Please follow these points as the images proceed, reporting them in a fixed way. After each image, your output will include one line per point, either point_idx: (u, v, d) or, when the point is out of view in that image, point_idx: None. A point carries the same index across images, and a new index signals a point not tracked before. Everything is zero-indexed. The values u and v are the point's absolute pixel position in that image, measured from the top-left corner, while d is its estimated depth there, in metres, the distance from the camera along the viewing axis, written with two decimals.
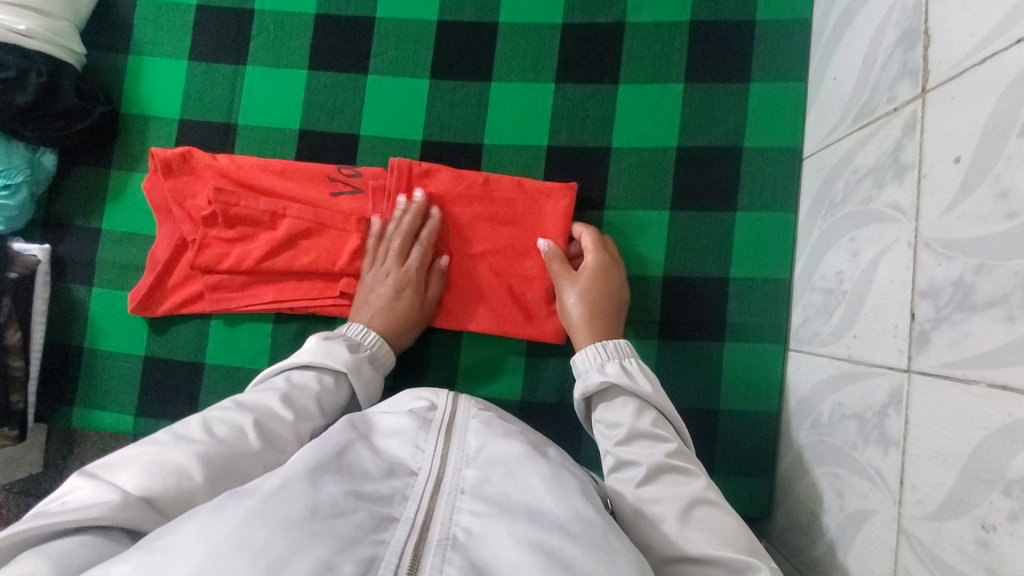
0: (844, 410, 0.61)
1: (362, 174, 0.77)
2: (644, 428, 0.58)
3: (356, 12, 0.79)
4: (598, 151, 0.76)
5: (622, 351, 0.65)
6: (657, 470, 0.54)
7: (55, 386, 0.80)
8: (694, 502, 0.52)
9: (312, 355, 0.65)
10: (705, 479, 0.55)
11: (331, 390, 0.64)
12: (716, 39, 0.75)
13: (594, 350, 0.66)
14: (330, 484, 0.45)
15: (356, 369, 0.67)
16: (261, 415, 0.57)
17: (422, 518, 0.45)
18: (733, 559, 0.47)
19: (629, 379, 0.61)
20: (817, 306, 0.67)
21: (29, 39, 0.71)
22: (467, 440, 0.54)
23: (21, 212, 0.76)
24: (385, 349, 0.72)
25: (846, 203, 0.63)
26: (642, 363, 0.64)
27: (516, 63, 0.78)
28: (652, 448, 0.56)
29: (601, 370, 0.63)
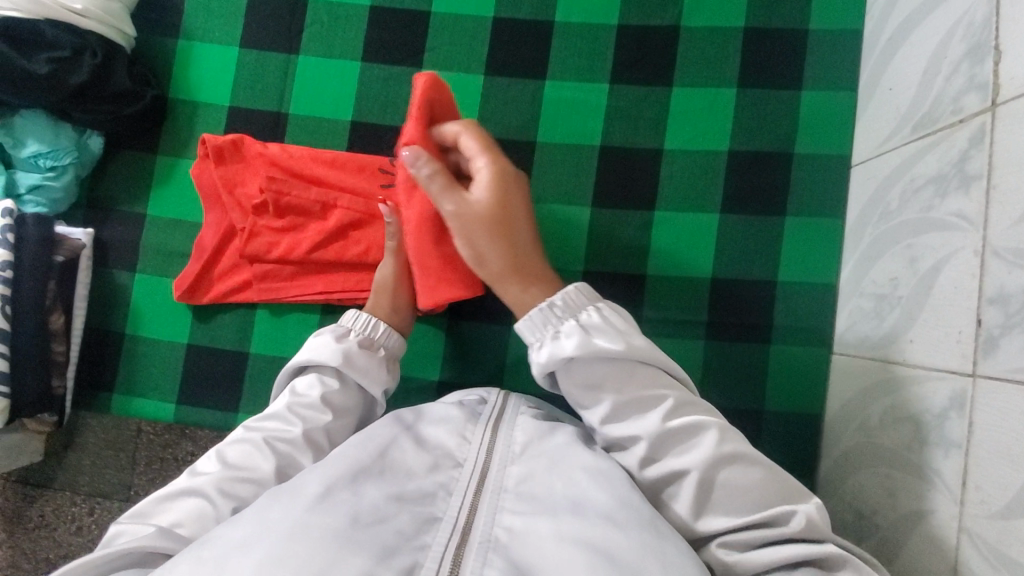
0: (898, 413, 0.62)
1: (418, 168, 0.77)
2: (626, 397, 0.54)
3: (412, 6, 0.79)
4: (650, 152, 0.77)
5: (577, 304, 0.57)
6: (658, 442, 0.52)
7: (93, 372, 0.78)
8: (710, 468, 0.51)
9: (306, 355, 0.63)
10: (718, 425, 0.52)
11: (339, 387, 0.62)
12: (769, 46, 0.77)
13: (538, 314, 0.57)
14: (372, 489, 0.47)
15: (357, 357, 0.63)
16: (269, 434, 0.58)
17: (463, 519, 0.47)
18: (761, 518, 0.49)
19: (590, 344, 0.54)
20: (867, 310, 0.69)
21: (84, 19, 0.70)
22: (514, 434, 0.55)
23: (66, 194, 0.75)
24: (384, 326, 0.67)
25: (903, 210, 0.65)
26: (603, 311, 0.56)
27: (571, 62, 0.78)
28: (645, 415, 0.54)
29: (556, 341, 0.55)
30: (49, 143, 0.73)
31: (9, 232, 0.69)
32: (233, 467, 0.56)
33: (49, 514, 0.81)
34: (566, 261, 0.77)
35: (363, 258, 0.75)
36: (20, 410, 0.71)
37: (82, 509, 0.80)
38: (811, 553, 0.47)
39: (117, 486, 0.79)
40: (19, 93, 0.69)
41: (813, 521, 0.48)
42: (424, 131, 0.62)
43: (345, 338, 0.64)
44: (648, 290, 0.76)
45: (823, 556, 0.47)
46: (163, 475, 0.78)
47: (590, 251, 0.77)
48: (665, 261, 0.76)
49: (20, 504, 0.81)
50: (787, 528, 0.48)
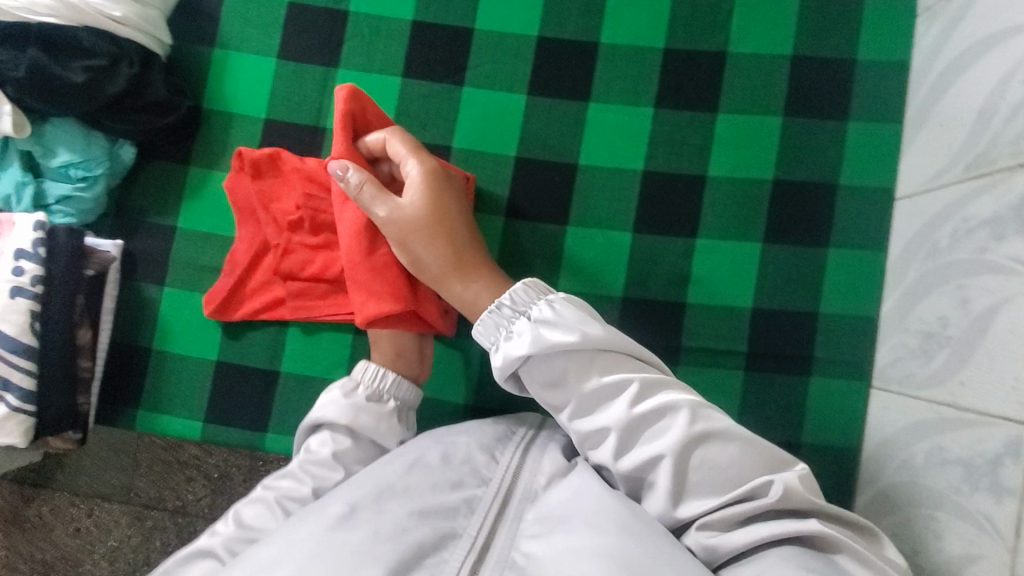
0: (945, 455, 0.61)
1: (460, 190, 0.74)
2: (586, 388, 0.54)
3: (455, 22, 0.78)
4: (693, 179, 0.76)
5: (528, 302, 0.58)
6: (629, 431, 0.53)
7: (118, 386, 0.76)
8: (684, 450, 0.51)
9: (317, 412, 0.63)
10: (688, 404, 0.53)
11: (352, 443, 0.62)
12: (817, 75, 0.76)
13: (491, 315, 0.58)
14: (396, 506, 0.51)
15: (368, 412, 0.63)
16: (281, 494, 0.59)
17: (483, 537, 0.51)
18: (738, 492, 0.50)
19: (542, 340, 0.54)
20: (911, 347, 0.68)
21: (122, 27, 0.68)
22: (542, 463, 0.58)
23: (96, 205, 0.73)
24: (394, 376, 0.66)
25: (954, 250, 0.64)
26: (553, 300, 0.57)
27: (616, 84, 0.77)
28: (614, 405, 0.54)
29: (509, 342, 0.56)
30: (80, 153, 0.71)
31: (42, 245, 0.67)
32: (245, 527, 0.56)
33: (48, 514, 0.81)
34: (606, 286, 0.76)
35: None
36: (45, 428, 0.69)
37: (81, 510, 0.80)
38: (789, 529, 0.48)
39: (117, 487, 0.79)
40: (53, 101, 0.67)
41: (789, 489, 0.49)
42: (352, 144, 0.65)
43: (354, 392, 0.64)
44: (688, 318, 0.75)
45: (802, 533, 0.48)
46: (164, 477, 0.78)
47: (630, 276, 0.76)
48: (705, 289, 0.75)
49: (19, 504, 0.81)
50: (765, 499, 0.49)
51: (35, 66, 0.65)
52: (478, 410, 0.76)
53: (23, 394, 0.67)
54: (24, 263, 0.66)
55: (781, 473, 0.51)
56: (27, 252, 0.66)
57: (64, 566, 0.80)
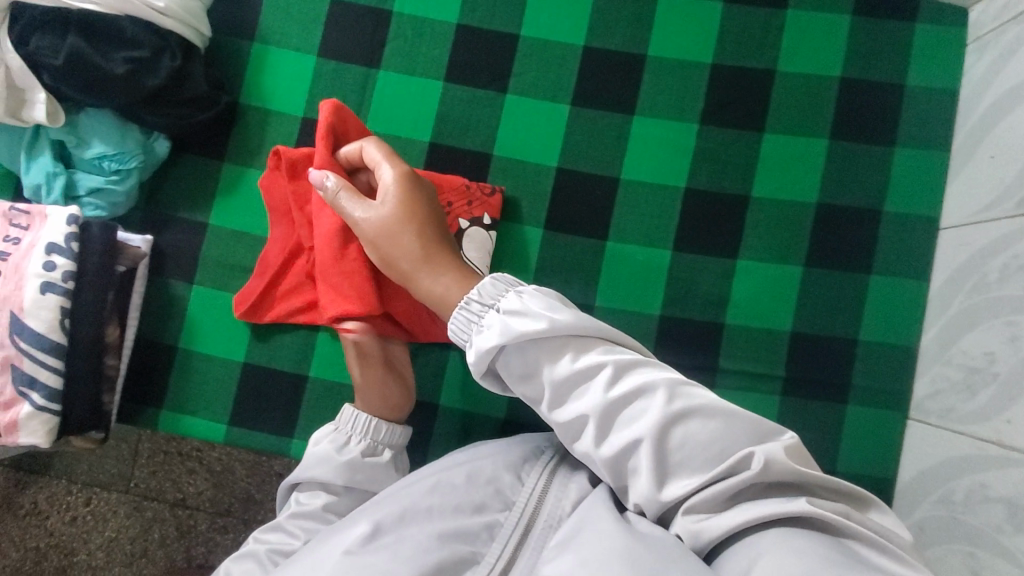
0: (988, 493, 0.60)
1: (492, 199, 0.74)
2: (561, 376, 0.47)
3: (501, 27, 0.77)
4: (737, 199, 0.75)
5: (496, 289, 0.51)
6: (605, 416, 0.46)
7: (142, 385, 0.75)
8: (664, 431, 0.44)
9: (306, 468, 0.60)
10: (664, 381, 0.46)
11: (341, 501, 0.60)
12: (866, 99, 0.75)
13: (463, 311, 0.51)
14: (417, 530, 0.49)
15: (361, 468, 0.61)
16: (274, 548, 0.55)
17: (503, 563, 0.48)
18: (720, 468, 0.43)
19: (509, 329, 0.47)
20: (954, 381, 0.67)
21: (165, 17, 0.66)
22: (567, 488, 0.53)
23: (127, 199, 0.71)
24: (387, 427, 0.64)
25: (1003, 285, 0.63)
26: (528, 288, 0.50)
27: (663, 98, 0.76)
28: (588, 388, 0.47)
29: (479, 336, 0.49)
30: (115, 145, 0.69)
31: (74, 240, 0.65)
32: None
33: (43, 501, 0.79)
34: (643, 303, 0.75)
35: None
36: (69, 427, 0.67)
37: (78, 499, 0.79)
38: (778, 508, 0.40)
39: (115, 476, 0.78)
40: (91, 92, 0.65)
41: (774, 461, 0.42)
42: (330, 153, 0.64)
43: (346, 447, 0.62)
44: (725, 340, 0.75)
45: (793, 511, 0.40)
46: (165, 468, 0.77)
47: (668, 294, 0.75)
48: (744, 311, 0.75)
49: (13, 489, 0.80)
50: (745, 474, 0.42)
51: (74, 55, 0.64)
52: (510, 424, 0.75)
53: (50, 393, 0.65)
54: (56, 258, 0.64)
55: (765, 443, 0.43)
56: (59, 246, 0.64)
57: (56, 556, 0.79)
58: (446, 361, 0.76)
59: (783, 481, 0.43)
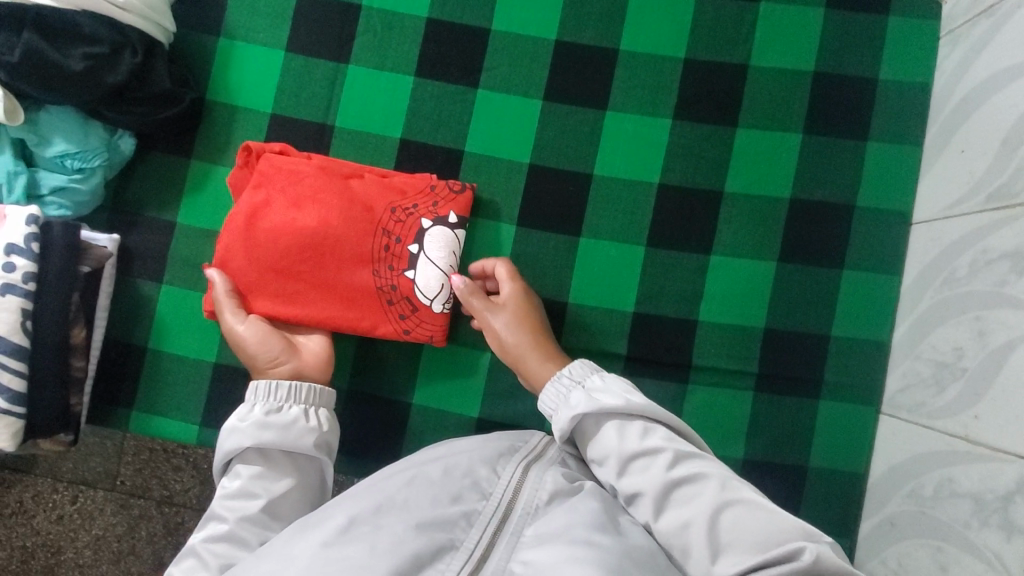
0: (954, 487, 0.60)
1: (461, 196, 0.72)
2: (633, 449, 0.55)
3: (471, 22, 0.76)
4: (710, 194, 0.75)
5: (583, 371, 0.62)
6: (664, 493, 0.53)
7: (112, 386, 0.74)
8: (716, 514, 0.51)
9: (221, 446, 0.60)
10: (717, 473, 0.53)
11: (262, 466, 0.60)
12: (839, 93, 0.75)
13: (558, 381, 0.61)
14: (393, 520, 0.49)
15: (270, 429, 0.60)
16: (206, 536, 0.57)
17: (480, 550, 0.48)
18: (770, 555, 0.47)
19: (594, 402, 0.58)
20: (924, 375, 0.68)
21: (124, 13, 0.65)
22: (544, 479, 0.54)
23: (92, 198, 0.70)
24: (286, 384, 0.62)
25: (971, 280, 0.63)
26: (608, 379, 0.60)
27: (635, 93, 0.75)
28: (650, 466, 0.54)
29: (567, 404, 0.59)
30: (76, 143, 0.68)
31: (35, 241, 0.64)
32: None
33: (29, 500, 0.83)
34: (617, 300, 0.75)
35: (399, 287, 0.72)
36: (35, 431, 0.67)
37: (64, 497, 0.82)
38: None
39: (101, 474, 0.81)
40: (49, 89, 0.64)
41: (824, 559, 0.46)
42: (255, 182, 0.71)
43: (250, 413, 0.61)
44: (700, 337, 0.74)
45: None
46: (150, 467, 0.79)
47: (642, 291, 0.75)
48: (718, 308, 0.74)
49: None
50: (796, 564, 0.46)
51: (31, 51, 0.62)
52: (484, 423, 0.75)
53: (12, 396, 0.65)
54: (16, 260, 0.64)
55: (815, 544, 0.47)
56: (19, 247, 0.64)
57: (45, 553, 0.83)
58: (421, 359, 0.75)
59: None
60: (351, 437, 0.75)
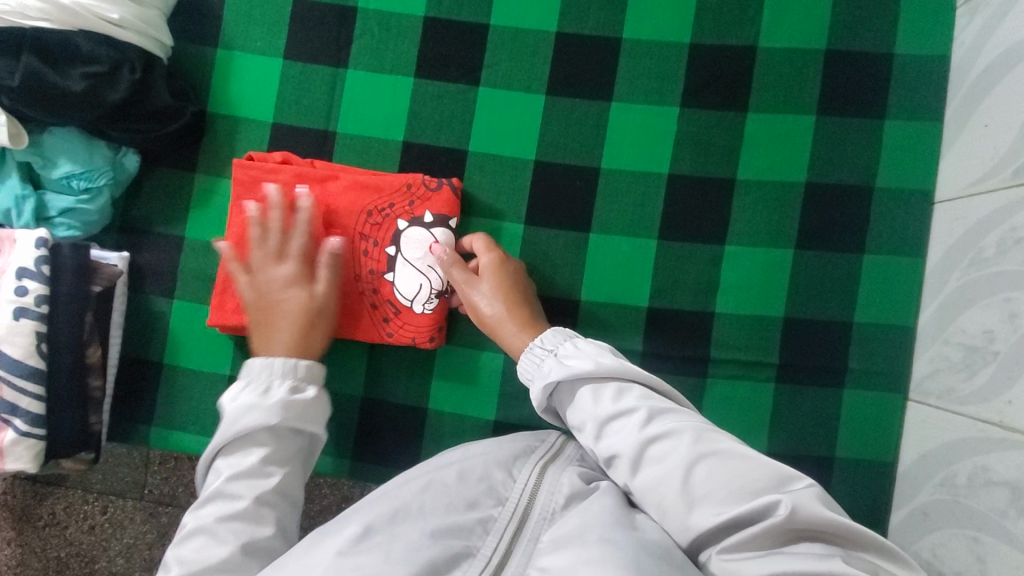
0: (991, 476, 0.58)
1: (437, 193, 0.71)
2: (606, 411, 0.54)
3: (469, 18, 0.74)
4: (722, 182, 0.73)
5: (557, 338, 0.62)
6: (641, 451, 0.50)
7: (131, 403, 0.75)
8: (693, 468, 0.48)
9: (232, 426, 0.58)
10: (692, 426, 0.51)
11: (277, 446, 0.59)
12: (853, 71, 0.72)
13: (533, 352, 0.61)
14: (408, 528, 0.48)
15: (293, 408, 0.60)
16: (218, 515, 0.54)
17: (498, 557, 0.48)
18: (745, 510, 0.45)
19: (564, 366, 0.57)
20: (954, 360, 0.65)
21: (120, 30, 0.65)
22: (561, 482, 0.53)
23: (100, 217, 0.71)
24: (305, 364, 0.63)
25: (1001, 259, 0.60)
26: (581, 343, 0.60)
27: (641, 82, 0.73)
28: (625, 426, 0.52)
29: (541, 373, 0.59)
30: (83, 164, 0.68)
31: (45, 263, 0.65)
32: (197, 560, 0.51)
33: (60, 512, 0.84)
34: (629, 296, 0.73)
35: (380, 289, 0.72)
36: (57, 450, 0.68)
37: (95, 507, 0.83)
38: (807, 558, 0.42)
39: (129, 485, 0.82)
40: (52, 111, 0.64)
41: (798, 509, 0.44)
42: (236, 185, 0.71)
43: (270, 392, 0.60)
44: (717, 330, 0.73)
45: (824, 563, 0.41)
46: (177, 475, 0.81)
47: (655, 285, 0.73)
48: (735, 298, 0.73)
49: (30, 502, 0.84)
50: (772, 519, 0.44)
51: (31, 75, 0.62)
52: (500, 426, 0.74)
53: (32, 419, 0.65)
54: (27, 283, 0.64)
55: (790, 491, 0.46)
56: (30, 270, 0.64)
57: (79, 564, 0.84)
58: (434, 363, 0.75)
59: (809, 531, 0.44)
60: (367, 444, 0.75)
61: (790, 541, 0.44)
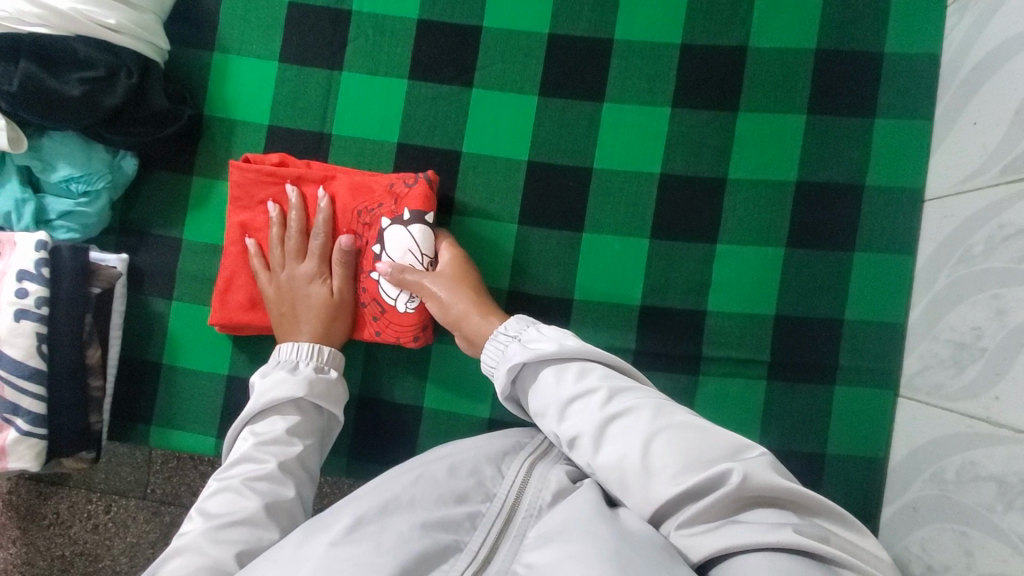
0: (978, 470, 0.58)
1: (415, 188, 0.70)
2: (568, 394, 0.55)
3: (462, 21, 0.75)
4: (714, 182, 0.73)
5: (520, 325, 0.64)
6: (602, 428, 0.51)
7: (131, 403, 0.76)
8: (653, 442, 0.49)
9: (261, 395, 0.63)
10: (651, 403, 0.52)
11: (302, 418, 0.63)
12: (843, 70, 0.72)
13: (499, 338, 0.63)
14: (399, 520, 0.49)
15: (318, 383, 0.65)
16: (246, 476, 0.57)
17: (486, 551, 0.48)
18: (700, 480, 0.46)
19: (528, 350, 0.58)
20: (943, 357, 0.66)
21: (117, 35, 0.66)
22: (548, 479, 0.54)
23: (99, 219, 0.72)
24: (329, 348, 0.69)
25: (988, 257, 0.61)
26: (544, 328, 0.61)
27: (633, 83, 0.74)
28: (586, 405, 0.53)
29: (505, 358, 0.60)
30: (81, 167, 0.69)
31: (45, 266, 0.66)
32: (221, 517, 0.53)
33: (64, 511, 0.85)
34: (622, 294, 0.74)
35: (369, 289, 0.73)
36: (58, 449, 0.69)
37: (98, 507, 0.84)
38: (760, 526, 0.43)
39: (132, 484, 0.83)
40: (50, 115, 0.65)
41: (749, 477, 0.45)
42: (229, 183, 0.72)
43: (298, 369, 0.66)
44: (709, 328, 0.73)
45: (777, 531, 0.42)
46: (178, 474, 0.82)
47: (648, 283, 0.74)
48: (727, 296, 0.73)
49: (34, 501, 0.85)
50: (725, 488, 0.45)
51: (29, 80, 0.63)
52: (495, 423, 0.75)
53: (34, 418, 0.67)
54: (28, 285, 0.66)
55: (742, 460, 0.47)
56: (30, 272, 0.65)
57: (83, 562, 0.85)
58: (428, 362, 0.76)
59: (761, 497, 0.45)
60: (364, 442, 0.76)
61: (743, 510, 0.45)
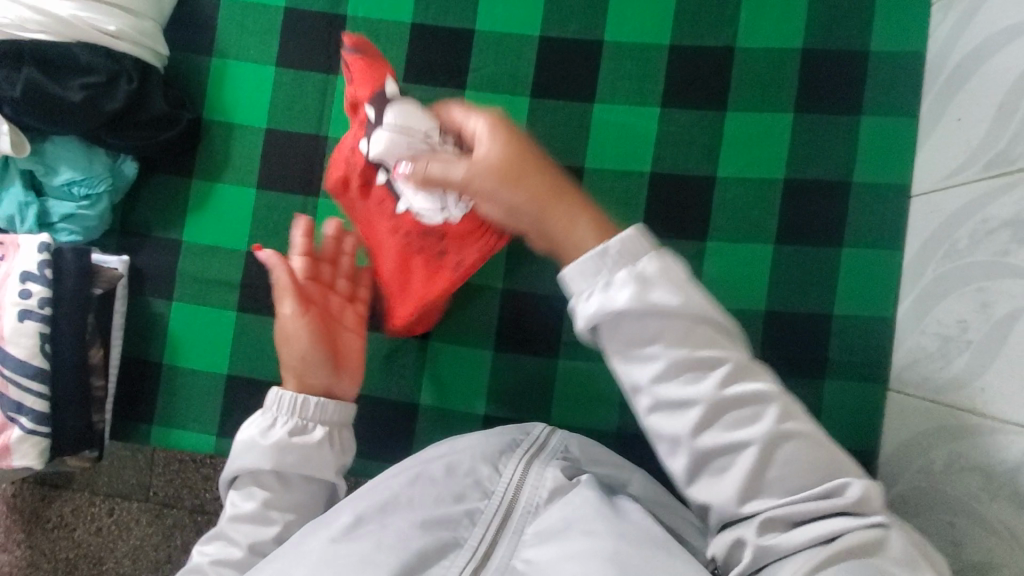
0: (964, 462, 0.59)
1: (359, 77, 0.66)
2: (689, 355, 0.44)
3: (454, 24, 0.76)
4: (703, 180, 0.75)
5: (639, 249, 0.44)
6: (717, 409, 0.43)
7: (133, 403, 0.77)
8: (775, 445, 0.43)
9: (234, 466, 0.58)
10: (780, 399, 0.44)
11: (281, 490, 0.57)
12: (828, 69, 0.74)
13: (594, 263, 0.44)
14: (399, 518, 0.50)
15: (294, 451, 0.57)
16: (216, 556, 0.56)
17: (485, 547, 0.50)
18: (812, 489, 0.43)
19: (648, 295, 0.43)
20: (930, 350, 0.67)
21: (117, 41, 0.68)
22: (545, 475, 0.53)
23: (100, 222, 0.73)
24: (313, 401, 0.58)
25: (973, 251, 0.62)
26: (664, 258, 0.44)
27: (622, 84, 0.75)
28: (704, 380, 0.44)
29: (606, 291, 0.44)
30: (83, 171, 0.71)
31: (48, 266, 0.68)
32: None
33: (68, 514, 0.86)
34: None
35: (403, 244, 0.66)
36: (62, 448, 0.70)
37: (101, 509, 0.86)
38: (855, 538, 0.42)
39: (134, 486, 0.84)
40: (52, 120, 0.67)
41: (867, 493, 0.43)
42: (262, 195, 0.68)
43: (273, 431, 0.58)
44: None
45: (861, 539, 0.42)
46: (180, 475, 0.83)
47: None
48: (717, 292, 0.74)
49: (38, 503, 0.87)
50: (839, 499, 0.43)
51: (32, 86, 0.65)
52: (490, 420, 0.76)
53: (37, 415, 0.68)
54: (31, 286, 0.67)
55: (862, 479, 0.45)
56: (33, 273, 0.67)
57: (86, 564, 0.86)
58: (425, 360, 0.77)
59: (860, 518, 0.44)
60: (362, 439, 0.77)
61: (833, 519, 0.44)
